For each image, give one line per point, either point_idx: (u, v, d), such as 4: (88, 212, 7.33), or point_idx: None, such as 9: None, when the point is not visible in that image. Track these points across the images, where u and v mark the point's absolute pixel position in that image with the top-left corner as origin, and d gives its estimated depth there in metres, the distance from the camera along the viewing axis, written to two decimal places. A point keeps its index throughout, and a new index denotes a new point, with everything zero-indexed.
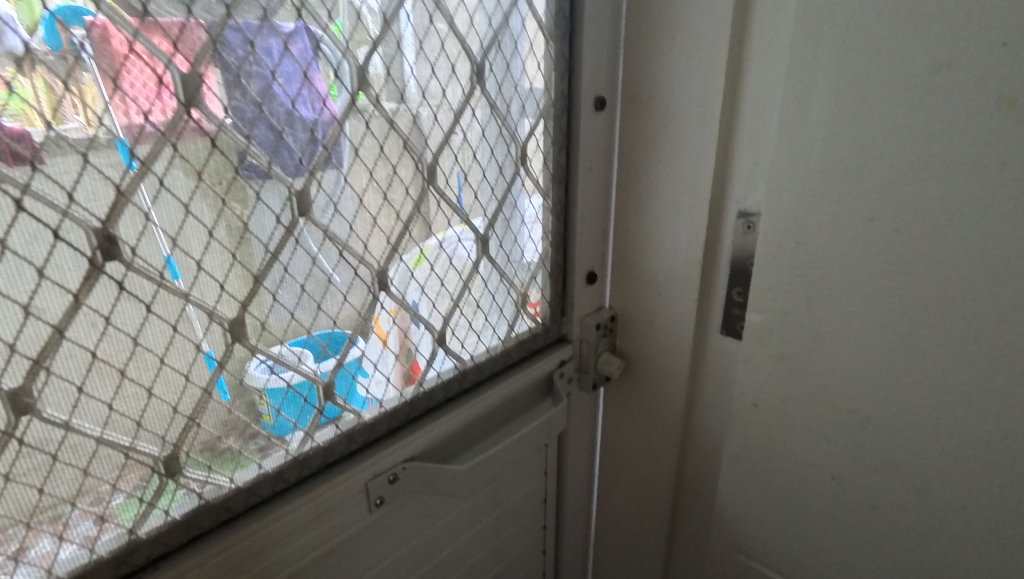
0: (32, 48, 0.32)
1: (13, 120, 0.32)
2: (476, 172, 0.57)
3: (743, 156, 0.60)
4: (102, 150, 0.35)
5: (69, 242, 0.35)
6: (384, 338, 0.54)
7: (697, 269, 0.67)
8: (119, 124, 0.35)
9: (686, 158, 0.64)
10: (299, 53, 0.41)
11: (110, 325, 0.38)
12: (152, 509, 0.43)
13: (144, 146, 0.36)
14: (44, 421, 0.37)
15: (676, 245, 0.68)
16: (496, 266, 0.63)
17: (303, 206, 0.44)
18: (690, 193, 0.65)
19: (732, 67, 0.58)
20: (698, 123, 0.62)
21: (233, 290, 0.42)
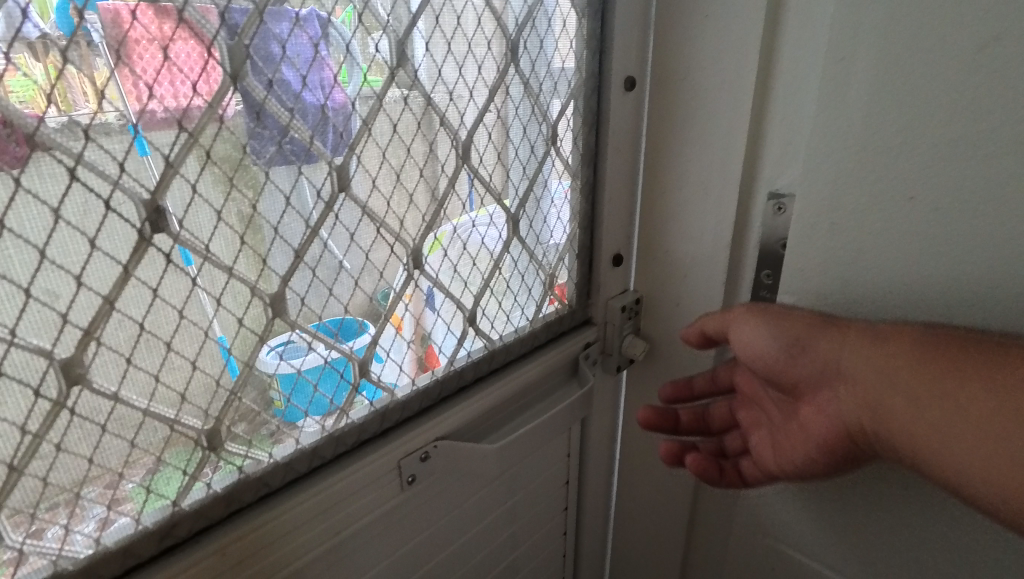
0: (43, 33, 0.31)
1: (25, 107, 0.31)
2: (509, 150, 0.57)
3: (776, 136, 0.59)
4: (113, 135, 0.34)
5: (119, 213, 0.35)
6: (399, 324, 0.53)
7: (725, 252, 0.66)
8: (131, 109, 0.34)
9: (717, 139, 0.63)
10: (336, 39, 0.41)
11: (157, 298, 0.38)
12: (194, 482, 0.43)
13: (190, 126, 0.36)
14: (94, 392, 0.37)
15: (704, 227, 0.67)
16: (526, 247, 0.63)
17: (343, 182, 0.44)
18: (719, 175, 0.64)
19: (767, 47, 0.57)
20: (730, 104, 0.61)
21: (275, 265, 0.42)
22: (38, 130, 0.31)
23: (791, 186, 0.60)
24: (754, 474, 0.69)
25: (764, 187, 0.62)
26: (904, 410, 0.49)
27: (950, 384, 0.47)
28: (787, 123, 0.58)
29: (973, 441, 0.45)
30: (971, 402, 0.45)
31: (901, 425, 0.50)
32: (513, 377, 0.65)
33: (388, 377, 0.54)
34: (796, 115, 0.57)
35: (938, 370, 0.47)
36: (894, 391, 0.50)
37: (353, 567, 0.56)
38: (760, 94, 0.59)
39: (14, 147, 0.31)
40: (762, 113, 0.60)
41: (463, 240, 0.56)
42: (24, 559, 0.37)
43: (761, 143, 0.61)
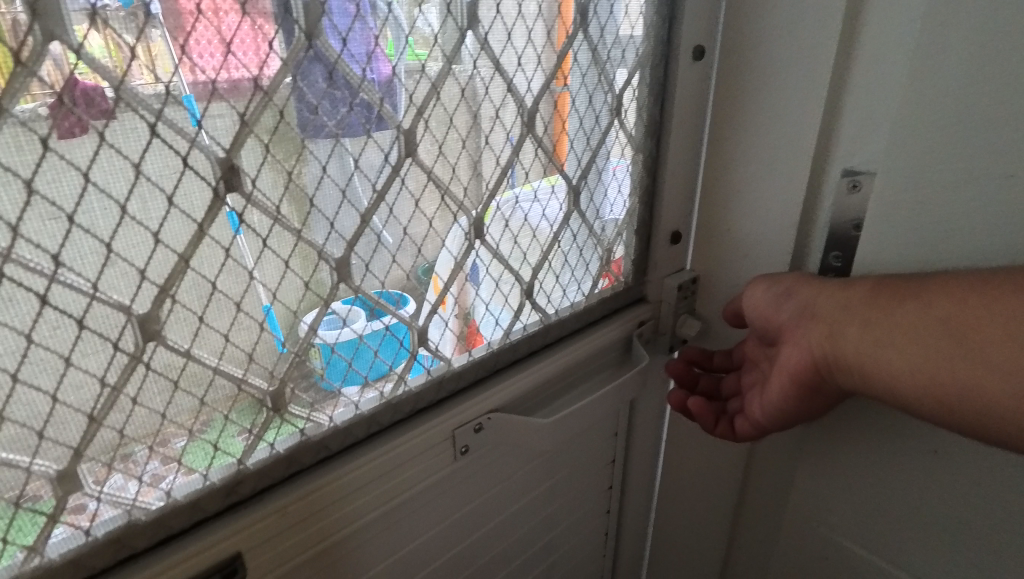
0: (100, 4, 0.30)
1: (84, 78, 0.30)
2: (574, 119, 0.56)
3: (856, 110, 0.56)
4: (172, 107, 0.33)
5: (197, 170, 0.35)
6: (445, 300, 0.52)
7: (793, 231, 0.64)
8: (186, 81, 0.33)
9: (790, 112, 0.60)
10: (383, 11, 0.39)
11: (229, 257, 0.38)
12: (257, 443, 0.44)
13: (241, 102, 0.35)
14: (168, 348, 0.37)
15: (769, 205, 0.65)
16: (585, 221, 0.61)
17: (410, 147, 0.44)
18: (790, 150, 0.61)
19: (853, 13, 0.54)
20: (807, 75, 0.58)
21: (341, 228, 0.42)
22: (119, 84, 0.31)
23: (869, 163, 0.57)
24: (745, 431, 0.66)
25: (839, 164, 0.59)
26: (850, 346, 0.50)
27: (890, 315, 0.48)
28: (869, 96, 0.55)
29: (921, 367, 0.46)
30: (914, 325, 0.46)
31: (850, 361, 0.50)
32: (568, 352, 0.64)
33: (447, 345, 0.54)
34: (881, 87, 0.54)
35: (883, 306, 0.48)
36: (841, 331, 0.50)
37: (406, 532, 0.57)
38: (842, 64, 0.56)
39: (99, 100, 0.31)
40: (841, 84, 0.56)
41: (523, 212, 0.55)
42: (85, 507, 0.37)
43: (839, 117, 0.58)
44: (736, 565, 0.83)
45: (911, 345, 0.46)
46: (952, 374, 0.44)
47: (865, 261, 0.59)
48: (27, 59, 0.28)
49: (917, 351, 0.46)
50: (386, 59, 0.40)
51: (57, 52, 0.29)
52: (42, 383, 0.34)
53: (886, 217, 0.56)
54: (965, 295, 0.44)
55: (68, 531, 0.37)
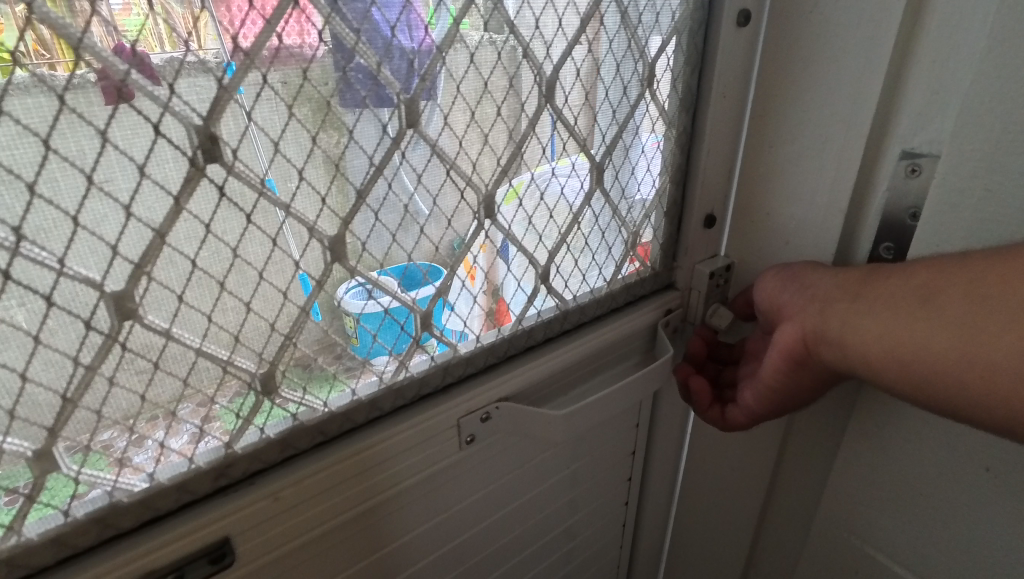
0: None
1: (134, 44, 0.30)
2: (599, 91, 0.51)
3: (920, 83, 0.50)
4: (201, 76, 0.32)
5: (170, 138, 0.32)
6: (471, 276, 0.49)
7: (841, 217, 0.58)
8: (227, 49, 0.32)
9: (844, 85, 0.54)
10: None
11: (210, 234, 0.35)
12: (247, 426, 0.42)
13: (232, 74, 0.33)
14: (145, 327, 0.35)
15: (816, 188, 0.59)
16: (609, 201, 0.57)
17: (412, 117, 0.40)
18: (843, 128, 0.55)
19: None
20: (866, 42, 0.51)
21: (334, 204, 0.39)
22: (82, 40, 0.28)
23: (933, 144, 0.50)
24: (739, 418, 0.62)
25: (897, 144, 0.53)
26: (832, 320, 0.47)
27: (874, 291, 0.46)
28: (936, 67, 0.48)
29: (899, 341, 0.43)
30: (893, 300, 0.44)
31: (831, 338, 0.48)
32: (586, 341, 0.60)
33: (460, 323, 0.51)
34: (953, 57, 0.47)
35: (870, 284, 0.46)
36: (827, 308, 0.48)
37: (409, 520, 0.55)
38: (907, 31, 0.49)
39: (60, 60, 0.28)
40: (906, 54, 0.50)
41: (558, 186, 0.52)
42: (132, 460, 0.38)
43: (900, 91, 0.51)
44: (760, 567, 0.79)
45: (888, 319, 0.44)
46: (925, 346, 0.42)
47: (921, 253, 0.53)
48: None
49: (893, 324, 0.44)
50: (427, 26, 0.39)
51: (108, 19, 0.29)
52: (10, 361, 0.32)
53: (948, 205, 0.50)
54: (943, 267, 0.42)
55: (116, 481, 0.38)
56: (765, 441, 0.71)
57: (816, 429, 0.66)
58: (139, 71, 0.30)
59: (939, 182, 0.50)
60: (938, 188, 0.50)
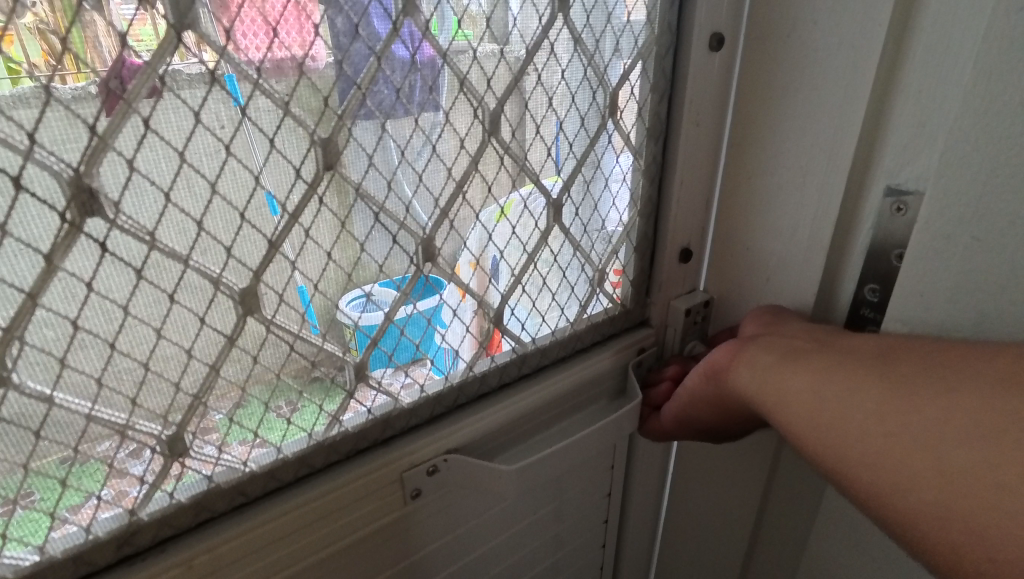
0: None
1: (143, 57, 0.29)
2: (553, 123, 0.47)
3: (906, 113, 0.43)
4: (53, 125, 0.29)
5: (34, 192, 0.29)
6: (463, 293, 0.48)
7: (823, 256, 0.51)
8: (231, 62, 0.32)
9: (824, 113, 0.47)
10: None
11: (92, 292, 0.32)
12: (154, 490, 0.39)
13: (104, 117, 0.29)
14: (21, 394, 0.32)
15: (791, 225, 0.52)
16: (570, 238, 0.53)
17: (330, 158, 0.37)
18: (825, 159, 0.48)
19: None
20: (848, 67, 0.44)
21: (242, 254, 0.36)
22: None
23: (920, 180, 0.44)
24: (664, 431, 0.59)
25: (882, 178, 0.46)
26: (777, 352, 0.45)
27: (833, 344, 0.44)
28: (923, 97, 0.42)
29: (832, 395, 0.41)
30: (851, 358, 0.41)
31: (764, 365, 0.46)
32: (545, 385, 0.56)
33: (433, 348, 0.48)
34: (943, 86, 0.40)
35: (832, 338, 0.44)
36: (780, 342, 0.46)
37: (361, 568, 0.51)
38: (892, 54, 0.42)
39: None
40: (892, 79, 0.43)
41: (524, 204, 0.48)
42: (128, 471, 0.37)
43: (886, 120, 0.44)
44: None
45: (834, 373, 0.41)
46: (851, 405, 0.40)
47: (905, 303, 0.45)
48: None
49: (827, 372, 0.42)
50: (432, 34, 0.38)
51: (117, 28, 0.28)
52: None
53: (933, 251, 0.43)
54: (918, 345, 0.40)
55: (112, 492, 0.37)
56: (746, 487, 0.66)
57: (798, 478, 0.61)
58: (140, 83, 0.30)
59: (924, 222, 0.42)
60: (920, 233, 0.43)
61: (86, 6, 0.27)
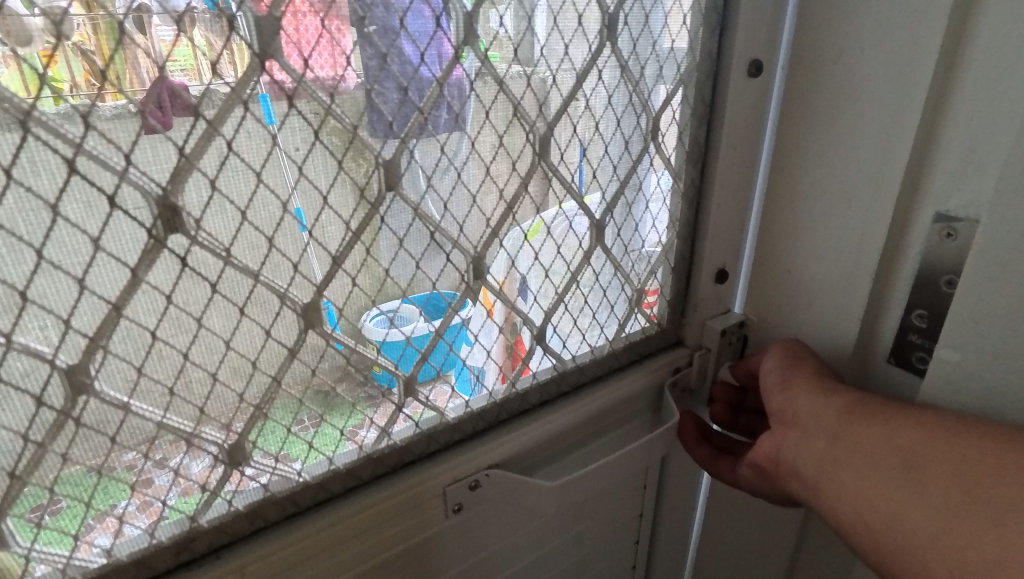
0: (191, 5, 0.29)
1: (182, 75, 0.30)
2: (598, 146, 0.49)
3: (959, 140, 0.43)
4: (147, 148, 0.30)
5: (127, 211, 0.31)
6: (490, 308, 0.48)
7: (869, 281, 0.51)
8: (262, 81, 0.32)
9: (873, 140, 0.48)
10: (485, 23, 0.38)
11: (171, 305, 0.34)
12: (210, 491, 0.40)
13: (191, 140, 0.31)
14: (101, 401, 0.34)
15: (835, 250, 0.53)
16: (611, 257, 0.54)
17: (391, 179, 0.38)
18: (872, 186, 0.49)
19: (961, 19, 0.41)
20: (896, 95, 0.45)
21: (308, 270, 0.37)
22: (35, 106, 0.27)
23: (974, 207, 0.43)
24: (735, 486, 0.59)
25: (931, 205, 0.46)
26: (811, 459, 0.45)
27: (854, 440, 0.43)
28: (977, 125, 0.42)
29: (866, 500, 0.41)
30: (876, 455, 0.41)
31: (808, 480, 0.46)
32: (584, 404, 0.57)
33: (475, 365, 0.50)
34: (998, 113, 0.40)
35: (851, 429, 0.43)
36: (807, 433, 0.46)
37: None
38: (944, 82, 0.43)
39: (5, 131, 0.27)
40: (944, 107, 0.43)
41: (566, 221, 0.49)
42: (153, 481, 0.37)
43: (936, 148, 0.45)
44: None
45: (866, 475, 0.41)
46: (888, 510, 0.39)
47: (960, 332, 0.43)
48: None
49: (860, 474, 0.42)
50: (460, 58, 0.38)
51: (156, 50, 0.29)
52: None
53: (990, 280, 0.41)
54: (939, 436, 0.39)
55: (138, 502, 0.37)
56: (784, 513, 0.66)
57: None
58: (178, 102, 0.30)
59: (976, 252, 0.41)
60: (976, 262, 0.41)
61: (126, 28, 0.28)
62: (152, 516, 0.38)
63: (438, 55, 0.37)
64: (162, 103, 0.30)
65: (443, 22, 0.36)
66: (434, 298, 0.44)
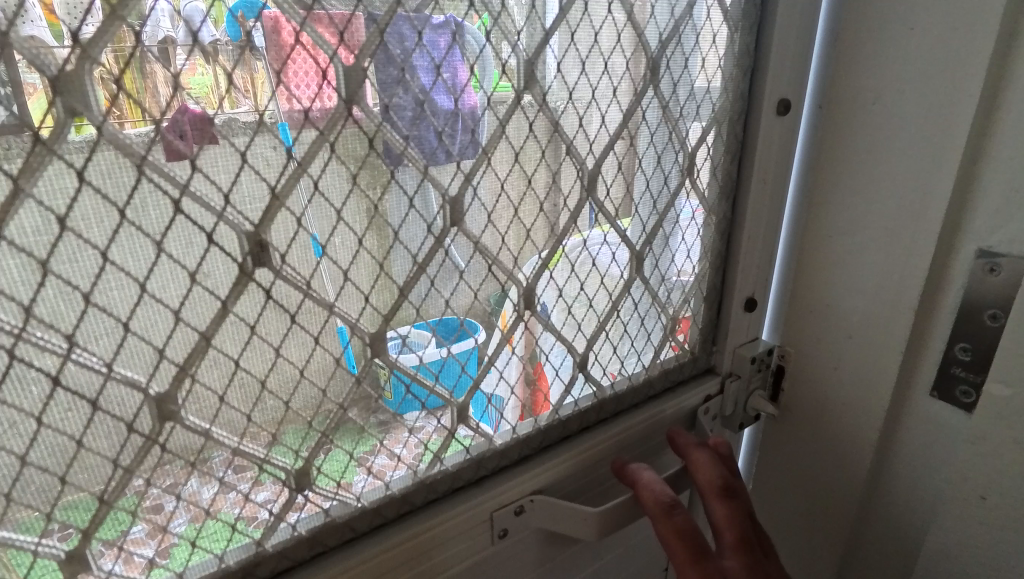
0: (214, 38, 0.29)
1: (196, 104, 0.30)
2: (639, 182, 0.51)
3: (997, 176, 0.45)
4: (241, 188, 0.32)
5: (221, 246, 0.33)
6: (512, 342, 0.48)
7: (908, 313, 0.53)
8: (281, 110, 0.32)
9: (909, 177, 0.50)
10: (543, 71, 0.41)
11: (254, 335, 0.35)
12: (250, 505, 0.40)
13: (283, 179, 0.33)
14: (186, 428, 0.35)
15: (868, 281, 0.55)
16: (648, 287, 0.56)
17: (456, 215, 0.40)
18: (909, 222, 0.51)
19: (996, 66, 0.43)
20: (930, 137, 0.48)
21: (377, 302, 0.39)
22: (149, 151, 0.29)
23: (1014, 244, 0.45)
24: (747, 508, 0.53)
25: (973, 241, 0.48)
26: None
27: None
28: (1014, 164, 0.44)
29: None
30: None
31: None
32: (622, 429, 0.58)
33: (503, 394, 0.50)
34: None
35: None
36: None
37: None
38: (976, 123, 0.45)
39: (123, 173, 0.29)
40: (974, 146, 0.46)
41: (610, 252, 0.51)
42: (226, 505, 0.39)
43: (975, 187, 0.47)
44: None
45: None
46: None
47: (1007, 364, 0.45)
48: (49, 137, 0.27)
49: None
50: (473, 85, 0.38)
51: (174, 79, 0.29)
52: (52, 465, 0.32)
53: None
54: None
55: (147, 527, 0.36)
56: (824, 537, 0.67)
57: (880, 532, 0.62)
58: (197, 134, 0.30)
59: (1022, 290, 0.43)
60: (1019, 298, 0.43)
61: (149, 58, 0.28)
62: (162, 542, 0.37)
63: (470, 98, 0.38)
64: (177, 135, 0.30)
65: (505, 70, 0.39)
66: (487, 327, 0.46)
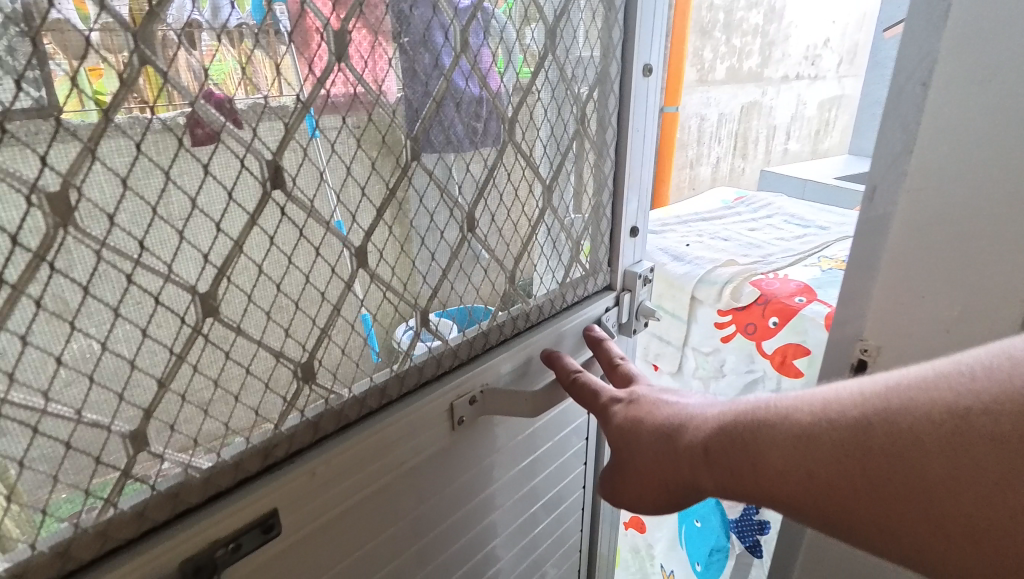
0: (241, 20, 0.38)
1: (218, 88, 0.39)
2: (545, 128, 0.65)
3: None
4: (264, 126, 0.41)
5: (249, 170, 0.42)
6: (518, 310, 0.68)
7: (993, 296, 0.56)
8: (304, 92, 0.43)
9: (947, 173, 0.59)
10: (475, 37, 0.53)
11: (273, 244, 0.45)
12: (269, 393, 0.49)
13: (294, 120, 0.43)
14: (222, 323, 0.44)
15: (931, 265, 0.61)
16: (557, 216, 0.70)
17: (416, 150, 0.52)
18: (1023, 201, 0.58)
19: None
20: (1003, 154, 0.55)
21: (361, 219, 0.50)
22: (200, 96, 0.38)
23: None
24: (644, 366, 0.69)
25: None
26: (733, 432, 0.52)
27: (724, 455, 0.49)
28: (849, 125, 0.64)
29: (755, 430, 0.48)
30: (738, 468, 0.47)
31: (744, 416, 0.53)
32: (545, 333, 0.72)
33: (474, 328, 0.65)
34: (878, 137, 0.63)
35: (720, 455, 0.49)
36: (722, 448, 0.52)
37: (420, 487, 0.63)
38: None
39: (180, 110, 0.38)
40: None
41: (527, 184, 0.65)
42: (251, 394, 0.48)
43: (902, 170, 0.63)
44: None
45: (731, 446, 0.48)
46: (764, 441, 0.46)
47: None
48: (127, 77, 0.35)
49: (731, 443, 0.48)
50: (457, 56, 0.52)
51: (197, 66, 0.37)
52: (124, 351, 0.40)
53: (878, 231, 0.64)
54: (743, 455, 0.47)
55: (190, 412, 0.44)
56: None
57: None
58: (224, 109, 0.39)
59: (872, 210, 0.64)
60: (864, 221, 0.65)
61: (175, 41, 0.36)
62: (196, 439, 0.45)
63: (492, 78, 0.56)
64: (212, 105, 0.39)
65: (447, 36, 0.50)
66: (442, 244, 0.58)
